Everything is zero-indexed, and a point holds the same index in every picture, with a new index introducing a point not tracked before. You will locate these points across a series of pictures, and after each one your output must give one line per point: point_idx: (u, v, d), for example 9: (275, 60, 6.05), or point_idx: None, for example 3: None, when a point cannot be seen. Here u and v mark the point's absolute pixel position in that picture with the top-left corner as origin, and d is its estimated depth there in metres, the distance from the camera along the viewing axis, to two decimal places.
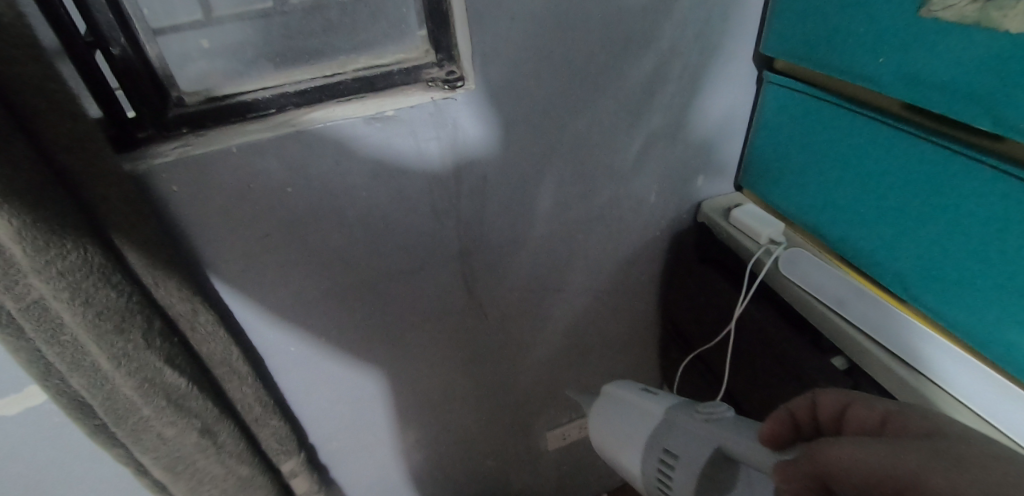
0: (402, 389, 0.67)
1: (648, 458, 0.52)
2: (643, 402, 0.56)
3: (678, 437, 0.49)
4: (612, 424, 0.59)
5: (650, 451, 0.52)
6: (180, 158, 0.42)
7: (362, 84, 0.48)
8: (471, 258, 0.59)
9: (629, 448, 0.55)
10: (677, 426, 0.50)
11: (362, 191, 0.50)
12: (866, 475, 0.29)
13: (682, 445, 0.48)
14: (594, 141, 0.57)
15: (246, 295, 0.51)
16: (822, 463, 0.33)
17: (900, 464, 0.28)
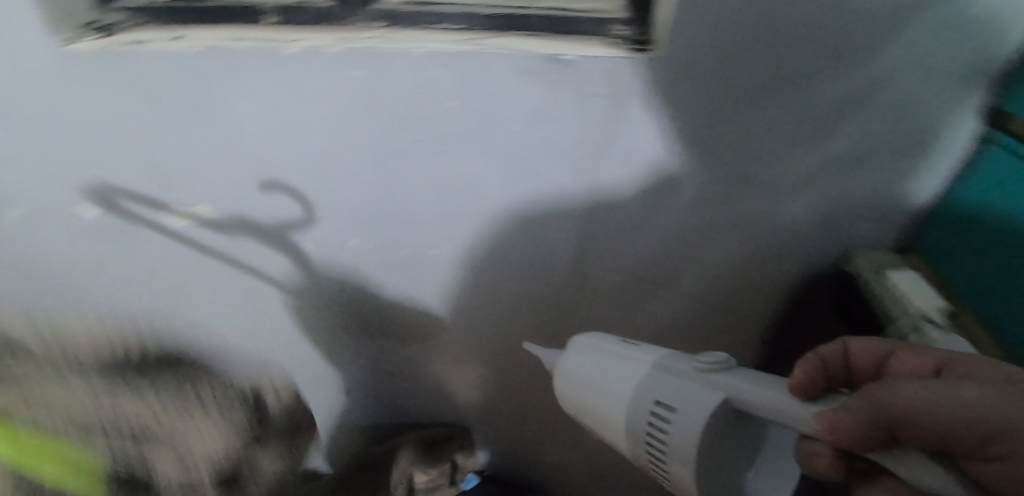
0: (482, 325, 0.70)
1: (639, 412, 0.44)
2: (628, 350, 0.50)
3: (671, 387, 0.42)
4: (598, 366, 0.50)
5: (642, 404, 0.44)
6: (370, 47, 0.45)
7: (549, 23, 0.45)
8: (591, 226, 0.59)
9: (617, 394, 0.47)
10: (671, 375, 0.43)
11: (515, 124, 0.50)
12: (952, 413, 0.27)
13: (678, 397, 0.41)
14: (763, 145, 0.51)
15: (381, 189, 0.55)
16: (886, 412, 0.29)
17: (989, 402, 0.26)
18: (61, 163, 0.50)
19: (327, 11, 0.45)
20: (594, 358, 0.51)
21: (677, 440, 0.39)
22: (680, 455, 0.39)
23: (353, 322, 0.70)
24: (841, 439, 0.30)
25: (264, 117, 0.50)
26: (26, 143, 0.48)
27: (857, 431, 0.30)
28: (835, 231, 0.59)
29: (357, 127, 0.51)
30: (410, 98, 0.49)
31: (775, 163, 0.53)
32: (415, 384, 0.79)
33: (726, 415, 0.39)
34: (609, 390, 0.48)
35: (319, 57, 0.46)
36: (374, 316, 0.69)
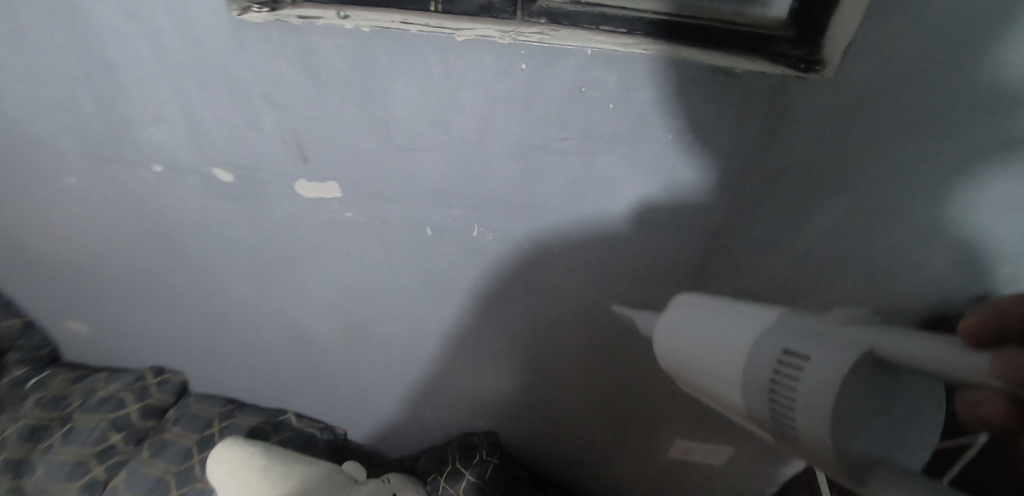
0: (584, 324, 0.70)
1: (763, 364, 0.41)
2: (748, 306, 0.47)
3: (801, 337, 0.39)
4: (713, 319, 0.48)
5: (763, 357, 0.41)
6: (538, 45, 0.46)
7: (717, 33, 0.44)
8: (722, 239, 0.57)
9: (735, 346, 0.44)
10: (802, 325, 0.40)
11: (669, 133, 0.49)
12: None
13: (811, 346, 0.37)
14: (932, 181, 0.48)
15: (517, 183, 0.55)
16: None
17: None
18: (264, 131, 0.58)
19: (492, 4, 0.47)
20: (707, 311, 0.49)
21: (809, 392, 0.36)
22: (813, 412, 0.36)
23: (457, 309, 0.72)
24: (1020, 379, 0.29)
25: (420, 107, 0.52)
26: (229, 107, 0.57)
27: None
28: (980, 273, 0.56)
29: (509, 121, 0.51)
30: (569, 98, 0.48)
31: (930, 205, 0.50)
32: (506, 373, 0.81)
33: (866, 373, 0.35)
34: (727, 344, 0.45)
35: (484, 49, 0.47)
36: (475, 305, 0.71)
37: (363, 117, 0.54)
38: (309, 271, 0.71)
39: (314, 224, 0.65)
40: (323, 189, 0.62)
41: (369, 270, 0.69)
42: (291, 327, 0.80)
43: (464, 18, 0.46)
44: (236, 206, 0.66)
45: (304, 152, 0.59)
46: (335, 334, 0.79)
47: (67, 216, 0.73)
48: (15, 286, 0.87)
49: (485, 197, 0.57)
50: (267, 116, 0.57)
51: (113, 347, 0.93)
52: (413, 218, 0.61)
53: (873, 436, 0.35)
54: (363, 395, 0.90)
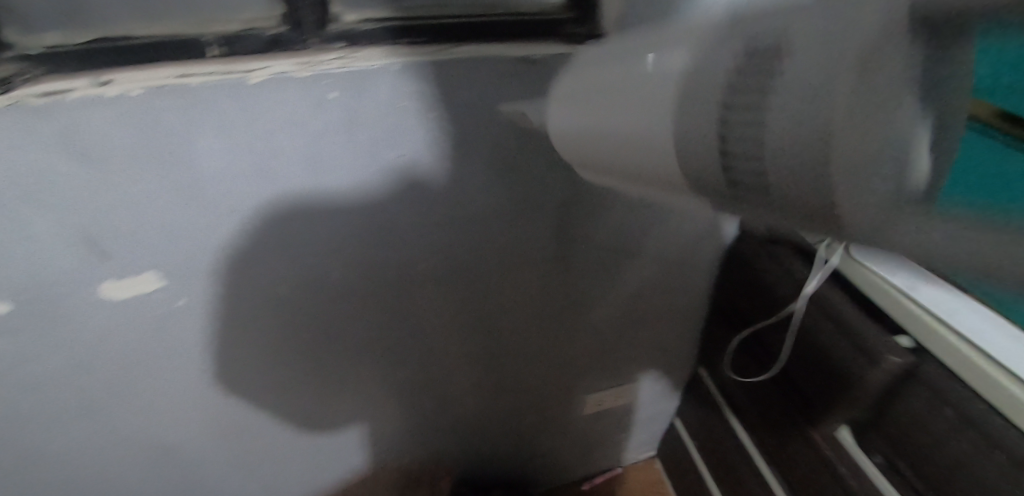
0: (476, 323, 0.73)
1: (704, 109, 0.22)
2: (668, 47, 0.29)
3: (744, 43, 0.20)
4: (625, 103, 0.31)
5: (712, 78, 0.21)
6: (344, 67, 0.47)
7: (510, 27, 0.49)
8: (568, 209, 0.63)
9: (654, 125, 0.27)
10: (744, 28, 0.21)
11: (496, 126, 0.54)
12: None
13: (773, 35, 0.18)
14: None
15: (375, 211, 0.57)
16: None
17: None
18: (37, 241, 0.47)
19: (279, 36, 0.45)
20: (625, 95, 0.32)
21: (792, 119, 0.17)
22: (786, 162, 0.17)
23: (346, 349, 0.69)
24: None
25: (238, 160, 0.48)
26: None
27: None
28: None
29: (340, 150, 0.51)
30: (392, 112, 0.50)
31: None
32: (416, 397, 0.81)
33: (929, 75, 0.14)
34: (647, 129, 0.28)
35: (288, 84, 0.46)
36: (364, 340, 0.69)
37: (171, 191, 0.48)
38: (159, 373, 0.62)
39: (148, 322, 0.57)
40: (148, 279, 0.53)
41: (236, 345, 0.63)
42: (159, 438, 0.69)
43: (250, 58, 0.44)
44: (30, 336, 0.53)
45: (107, 247, 0.49)
46: (217, 425, 0.71)
47: None
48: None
49: (347, 234, 0.58)
50: (36, 222, 0.46)
51: None
52: (271, 273, 0.58)
53: (924, 170, 0.15)
54: (270, 477, 0.82)
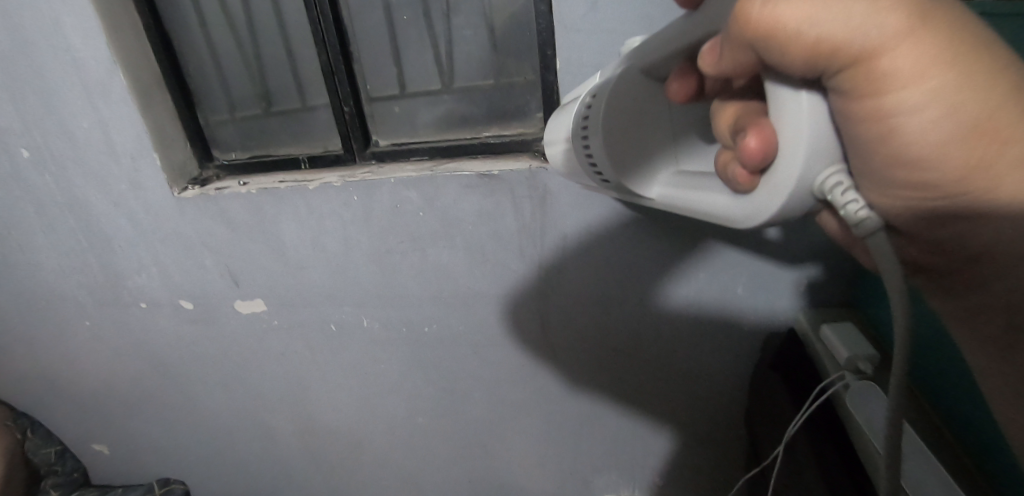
0: (480, 390, 0.79)
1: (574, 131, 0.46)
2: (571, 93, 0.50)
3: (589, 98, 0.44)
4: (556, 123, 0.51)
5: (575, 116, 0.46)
6: (362, 180, 0.64)
7: (487, 147, 0.63)
8: (549, 299, 0.68)
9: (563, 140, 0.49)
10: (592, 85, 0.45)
11: (469, 224, 0.64)
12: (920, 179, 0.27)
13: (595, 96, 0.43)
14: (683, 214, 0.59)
15: (384, 280, 0.71)
16: (804, 65, 0.25)
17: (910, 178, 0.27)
18: (205, 269, 0.77)
19: (339, 156, 0.69)
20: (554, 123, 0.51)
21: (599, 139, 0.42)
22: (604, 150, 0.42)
23: (376, 396, 0.84)
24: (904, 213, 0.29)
25: (300, 235, 0.70)
26: (178, 254, 0.77)
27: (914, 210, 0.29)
28: (784, 291, 0.63)
29: (360, 235, 0.68)
30: (394, 212, 0.65)
31: (696, 237, 0.61)
32: (434, 452, 0.89)
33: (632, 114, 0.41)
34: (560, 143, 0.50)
35: (330, 189, 0.66)
36: (388, 392, 0.83)
37: (268, 249, 0.73)
38: (254, 373, 0.87)
39: (252, 335, 0.82)
40: (253, 304, 0.79)
41: (301, 369, 0.84)
42: (258, 429, 0.94)
43: (322, 169, 0.69)
44: (197, 327, 0.84)
45: (234, 279, 0.77)
46: (292, 431, 0.93)
47: (85, 353, 0.93)
48: (48, 413, 1.05)
49: (365, 295, 0.73)
50: (206, 259, 0.76)
51: (131, 464, 1.09)
52: (317, 314, 0.77)
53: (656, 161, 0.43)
54: (326, 485, 1.00)
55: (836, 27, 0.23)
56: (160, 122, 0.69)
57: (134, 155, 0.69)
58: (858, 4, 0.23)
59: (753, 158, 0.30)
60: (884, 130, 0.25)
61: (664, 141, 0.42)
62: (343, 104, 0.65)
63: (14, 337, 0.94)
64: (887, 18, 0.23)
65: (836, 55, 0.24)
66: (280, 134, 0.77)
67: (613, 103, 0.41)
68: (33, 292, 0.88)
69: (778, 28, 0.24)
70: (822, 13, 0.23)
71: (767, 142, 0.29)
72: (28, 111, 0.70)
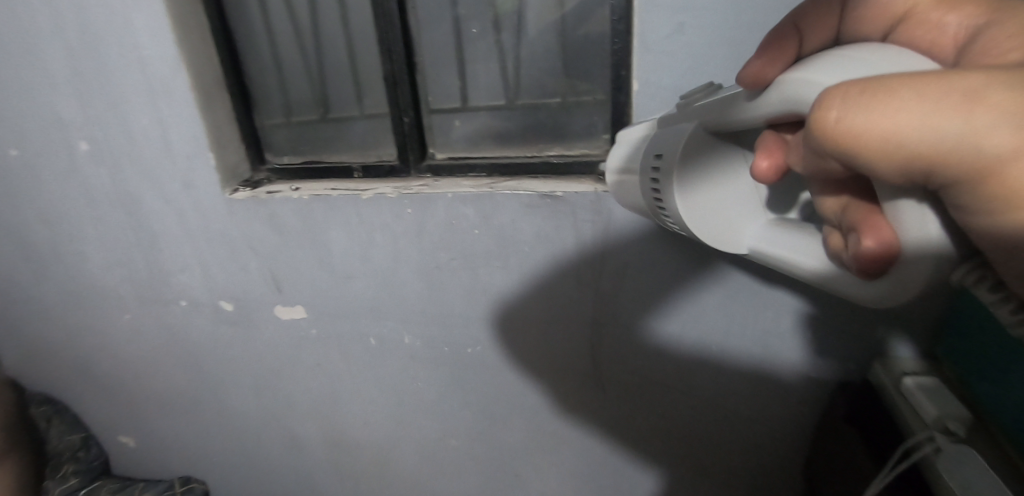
0: (520, 416, 0.76)
1: (643, 171, 0.44)
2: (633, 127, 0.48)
3: (660, 140, 0.41)
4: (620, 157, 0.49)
5: (647, 154, 0.43)
6: (418, 193, 0.62)
7: (549, 167, 0.60)
8: (602, 329, 0.65)
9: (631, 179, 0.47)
10: (665, 127, 0.42)
11: (525, 246, 0.62)
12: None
13: (665, 140, 0.40)
14: None
15: (430, 296, 0.69)
16: (896, 175, 0.21)
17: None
18: (249, 273, 0.76)
19: (394, 167, 0.67)
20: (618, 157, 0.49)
21: (668, 186, 0.39)
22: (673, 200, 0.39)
23: (410, 413, 0.81)
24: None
25: (349, 245, 0.69)
26: (224, 256, 0.76)
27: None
28: (861, 339, 0.58)
29: (410, 249, 0.66)
30: (448, 229, 0.63)
31: (768, 275, 0.57)
32: (465, 476, 0.85)
33: (705, 160, 0.38)
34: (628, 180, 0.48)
35: (383, 200, 0.64)
36: (422, 410, 0.80)
37: (314, 257, 0.71)
38: (288, 380, 0.85)
39: (291, 342, 0.81)
40: (294, 310, 0.77)
41: (336, 379, 0.82)
42: (286, 436, 0.93)
43: (376, 179, 0.67)
44: (235, 329, 0.83)
45: (277, 284, 0.76)
46: (320, 441, 0.91)
47: (121, 346, 0.93)
48: (80, 401, 1.06)
49: (409, 311, 0.71)
50: (251, 262, 0.75)
51: (156, 459, 1.09)
52: (358, 326, 0.75)
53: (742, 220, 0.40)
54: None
55: (932, 142, 0.19)
56: (218, 124, 0.69)
57: (191, 154, 0.69)
58: (966, 117, 0.18)
59: (868, 259, 0.27)
60: (1004, 247, 0.21)
61: (746, 196, 0.40)
62: (403, 115, 0.64)
63: (54, 325, 0.95)
64: (1012, 130, 0.18)
65: (939, 169, 0.20)
66: (334, 141, 0.76)
67: (684, 171, 0.38)
68: (77, 282, 0.88)
69: (856, 141, 0.20)
70: (912, 127, 0.19)
71: (886, 247, 0.26)
72: (91, 106, 0.70)
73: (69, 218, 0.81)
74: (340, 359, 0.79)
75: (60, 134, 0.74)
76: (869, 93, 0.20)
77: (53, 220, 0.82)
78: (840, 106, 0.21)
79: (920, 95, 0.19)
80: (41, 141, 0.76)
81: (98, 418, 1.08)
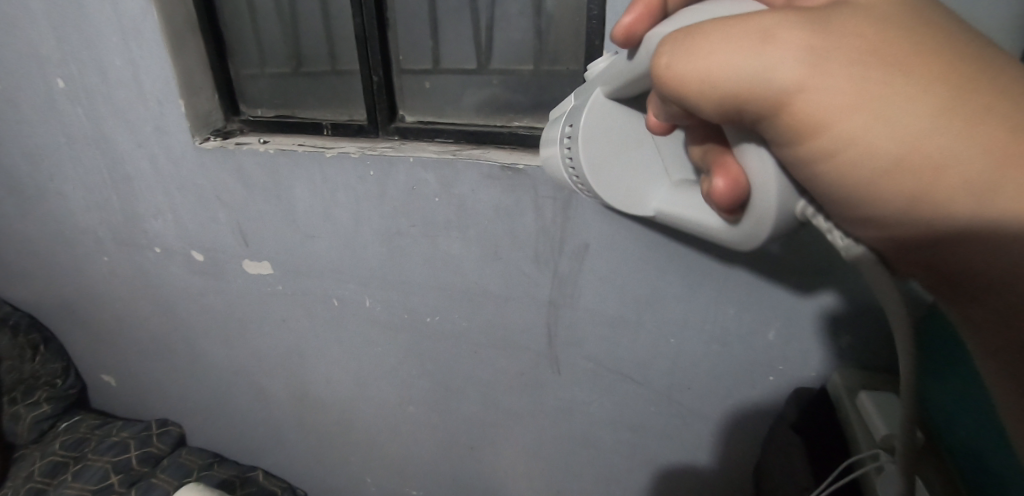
0: (475, 390, 0.75)
1: (556, 140, 0.47)
2: (559, 104, 0.51)
3: (573, 109, 0.45)
4: (542, 131, 0.52)
5: (559, 125, 0.47)
6: (381, 155, 0.61)
7: (516, 138, 0.59)
8: (559, 311, 0.63)
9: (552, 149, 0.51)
10: (579, 97, 0.46)
11: (485, 219, 0.60)
12: (879, 205, 0.25)
13: (577, 109, 0.44)
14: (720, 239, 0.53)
15: (391, 262, 0.68)
16: (719, 112, 0.27)
17: (895, 190, 0.24)
18: (217, 224, 0.76)
19: (363, 127, 0.65)
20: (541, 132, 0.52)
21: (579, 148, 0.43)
22: (583, 159, 0.43)
23: (370, 377, 0.81)
24: (898, 233, 0.25)
25: (312, 203, 0.67)
26: (192, 205, 0.76)
27: (884, 231, 0.26)
28: (823, 344, 0.56)
29: (371, 212, 0.65)
30: (409, 194, 0.61)
31: (729, 269, 0.55)
32: (422, 444, 0.86)
33: (612, 124, 0.42)
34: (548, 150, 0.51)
35: (345, 160, 0.62)
36: (383, 376, 0.80)
37: (278, 212, 0.70)
38: (254, 333, 0.86)
39: (257, 297, 0.81)
40: (260, 266, 0.77)
41: (300, 337, 0.82)
42: (254, 390, 0.94)
43: (343, 138, 0.65)
44: (205, 280, 0.83)
45: (245, 238, 0.75)
46: (286, 397, 0.92)
47: (101, 286, 0.95)
48: (66, 335, 1.08)
49: (370, 275, 0.70)
50: (219, 213, 0.75)
51: (134, 399, 1.12)
52: (321, 286, 0.75)
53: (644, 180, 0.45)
54: (313, 455, 0.99)
55: (734, 80, 0.25)
56: (190, 70, 0.67)
57: (161, 98, 0.68)
58: (756, 51, 0.24)
59: (725, 195, 0.34)
60: (827, 163, 0.25)
61: (647, 160, 0.44)
62: (371, 73, 0.61)
63: (40, 260, 0.97)
64: (792, 60, 0.23)
65: (747, 102, 0.25)
66: (308, 96, 0.74)
67: (591, 129, 0.42)
68: (58, 220, 0.89)
69: (684, 89, 0.27)
70: (719, 63, 0.25)
71: (735, 184, 0.33)
72: (66, 41, 0.69)
73: (48, 155, 0.81)
74: (304, 317, 0.79)
75: (38, 69, 0.73)
76: (692, 39, 0.27)
77: (35, 156, 0.83)
78: (671, 54, 0.27)
79: (729, 35, 0.25)
80: (21, 75, 0.75)
81: (81, 354, 1.10)
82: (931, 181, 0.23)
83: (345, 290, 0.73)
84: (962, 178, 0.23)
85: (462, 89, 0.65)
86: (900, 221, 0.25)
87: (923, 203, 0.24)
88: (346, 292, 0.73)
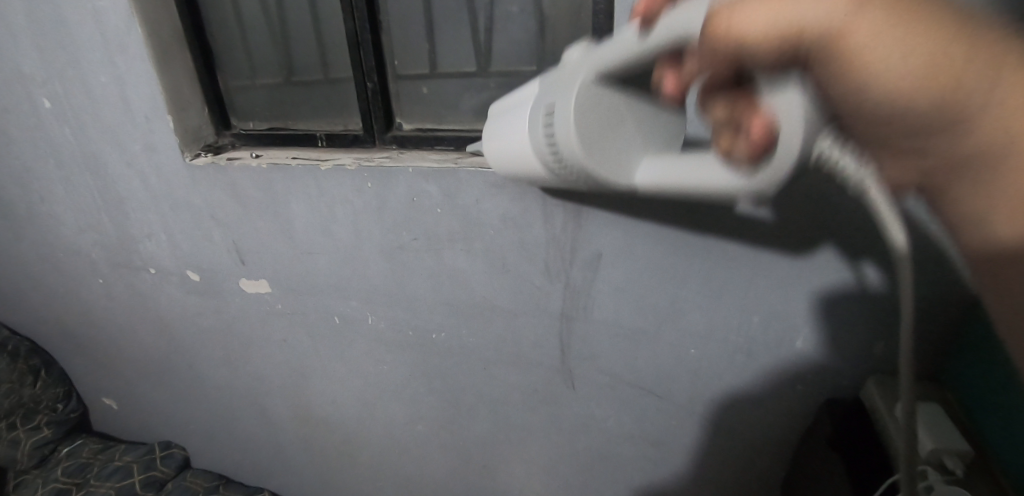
0: (486, 407, 0.72)
1: (508, 122, 0.40)
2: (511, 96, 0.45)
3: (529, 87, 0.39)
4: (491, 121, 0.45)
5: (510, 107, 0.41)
6: (378, 166, 0.57)
7: None
8: (572, 324, 0.60)
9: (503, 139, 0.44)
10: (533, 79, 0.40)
11: (491, 229, 0.56)
12: (937, 144, 0.25)
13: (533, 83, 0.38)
14: (745, 244, 0.50)
15: (394, 277, 0.65)
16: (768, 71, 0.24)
17: (950, 133, 0.24)
18: (213, 244, 0.73)
19: (359, 137, 0.62)
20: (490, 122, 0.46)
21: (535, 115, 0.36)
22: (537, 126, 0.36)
23: (376, 396, 0.78)
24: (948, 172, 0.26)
25: (309, 218, 0.64)
26: (187, 223, 0.73)
27: (933, 172, 0.27)
28: (856, 352, 0.52)
29: (371, 226, 0.61)
30: (411, 206, 0.58)
31: (754, 275, 0.51)
32: (432, 463, 0.83)
33: None
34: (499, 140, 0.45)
35: (342, 173, 0.59)
36: (390, 395, 0.77)
37: (275, 229, 0.67)
38: (255, 354, 0.83)
39: (256, 317, 0.78)
40: (258, 285, 0.74)
41: (302, 356, 0.79)
42: (257, 411, 0.91)
43: (340, 149, 0.63)
44: (203, 300, 0.80)
45: (241, 257, 0.72)
46: (290, 418, 0.89)
47: (97, 309, 0.92)
48: (65, 359, 1.06)
49: (373, 291, 0.67)
50: (214, 232, 0.72)
51: (136, 421, 1.09)
52: (322, 303, 0.71)
53: None
54: (320, 475, 0.96)
55: (790, 31, 0.22)
56: (177, 84, 0.65)
57: (148, 115, 0.65)
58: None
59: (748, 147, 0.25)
60: (879, 109, 0.24)
61: None
62: (365, 80, 0.58)
63: (35, 285, 0.94)
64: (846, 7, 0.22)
65: (801, 54, 0.23)
66: (301, 106, 0.71)
67: (587, 103, 0.32)
68: (51, 243, 0.86)
69: (728, 49, 0.24)
70: (771, 9, 0.22)
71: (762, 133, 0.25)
72: (49, 59, 0.66)
73: (36, 176, 0.79)
74: (306, 336, 0.76)
75: (23, 88, 0.71)
76: None
77: (24, 178, 0.80)
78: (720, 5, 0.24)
79: None
80: (6, 96, 0.72)
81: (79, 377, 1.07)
82: (982, 118, 0.24)
83: (346, 308, 0.70)
84: (1007, 108, 0.23)
85: (461, 94, 0.62)
86: (951, 158, 0.25)
87: (975, 143, 0.24)
88: (348, 310, 0.70)
